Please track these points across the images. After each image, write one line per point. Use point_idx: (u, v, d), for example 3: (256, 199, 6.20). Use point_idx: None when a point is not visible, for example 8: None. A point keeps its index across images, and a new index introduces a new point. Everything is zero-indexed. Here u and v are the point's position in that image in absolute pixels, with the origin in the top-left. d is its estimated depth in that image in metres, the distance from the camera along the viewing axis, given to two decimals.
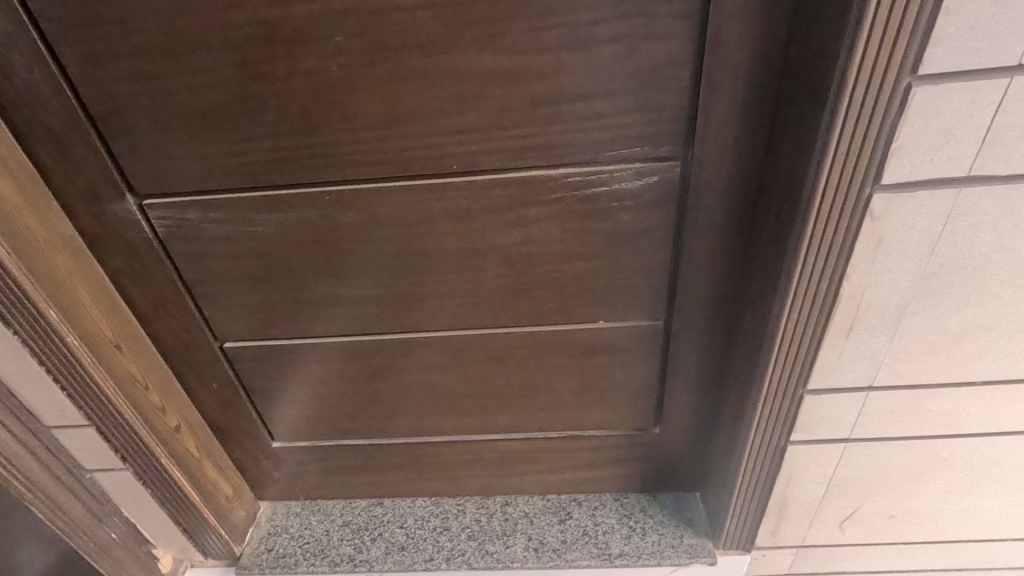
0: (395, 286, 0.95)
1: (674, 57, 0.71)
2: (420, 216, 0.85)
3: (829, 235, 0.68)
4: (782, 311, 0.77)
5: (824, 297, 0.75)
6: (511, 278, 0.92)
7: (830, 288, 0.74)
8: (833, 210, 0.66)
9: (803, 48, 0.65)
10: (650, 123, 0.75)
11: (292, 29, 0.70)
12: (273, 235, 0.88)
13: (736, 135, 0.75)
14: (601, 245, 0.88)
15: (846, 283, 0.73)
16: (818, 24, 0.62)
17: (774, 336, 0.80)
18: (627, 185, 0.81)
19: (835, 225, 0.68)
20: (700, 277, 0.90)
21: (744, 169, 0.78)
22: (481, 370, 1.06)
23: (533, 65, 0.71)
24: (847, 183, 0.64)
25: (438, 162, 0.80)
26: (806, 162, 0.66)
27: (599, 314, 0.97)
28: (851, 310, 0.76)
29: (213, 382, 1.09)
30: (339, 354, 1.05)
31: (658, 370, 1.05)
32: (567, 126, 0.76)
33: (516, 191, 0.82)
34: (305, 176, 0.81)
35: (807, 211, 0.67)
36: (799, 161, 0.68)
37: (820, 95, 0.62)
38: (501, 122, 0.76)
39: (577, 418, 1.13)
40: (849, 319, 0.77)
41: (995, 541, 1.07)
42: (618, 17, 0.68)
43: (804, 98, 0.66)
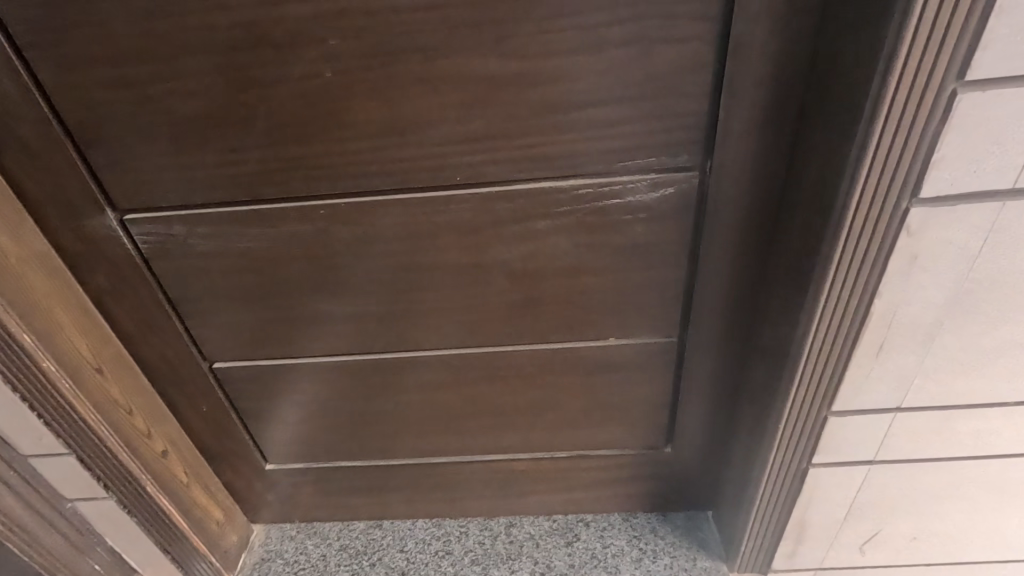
0: (394, 303, 0.89)
1: (694, 62, 0.66)
2: (421, 230, 0.80)
3: (862, 250, 0.64)
4: (808, 330, 0.72)
5: (854, 316, 0.70)
6: (517, 294, 0.87)
7: (861, 306, 0.69)
8: (867, 224, 0.62)
9: (834, 52, 0.61)
10: (667, 131, 0.71)
11: (283, 32, 0.64)
12: (264, 251, 0.83)
13: (758, 145, 0.71)
14: (613, 259, 0.83)
15: (878, 301, 0.68)
16: (853, 25, 0.57)
17: (799, 356, 0.76)
18: (641, 196, 0.76)
19: (869, 241, 0.63)
20: (716, 292, 0.86)
21: (767, 180, 0.74)
22: (485, 389, 1.01)
23: (543, 70, 0.67)
24: (883, 196, 0.60)
25: (440, 174, 0.74)
26: (839, 173, 0.62)
27: (610, 331, 0.92)
28: (881, 329, 0.71)
29: (202, 404, 1.04)
30: (336, 373, 1.00)
31: (671, 388, 1.01)
32: (578, 134, 0.71)
33: (524, 204, 0.77)
34: (297, 189, 0.76)
35: (840, 225, 0.63)
36: (830, 172, 0.63)
37: (856, 101, 0.57)
38: (508, 131, 0.71)
39: (585, 438, 1.08)
40: (879, 339, 0.72)
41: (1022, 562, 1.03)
42: (634, 19, 0.63)
43: (836, 105, 0.61)
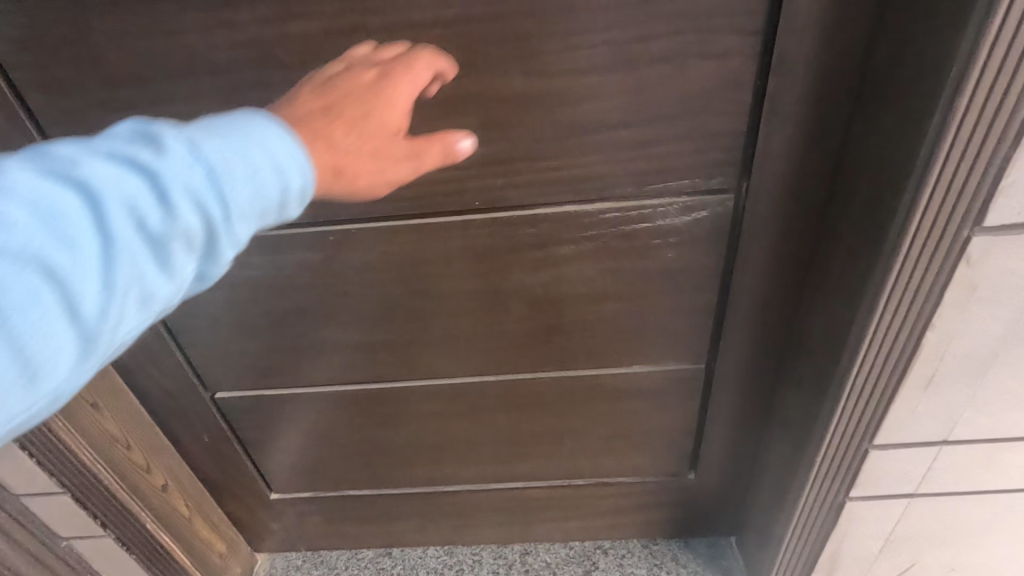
0: (407, 331, 0.85)
1: (732, 79, 0.61)
2: (436, 255, 0.75)
3: (917, 281, 0.60)
4: (853, 362, 0.68)
5: (905, 349, 0.65)
6: (536, 321, 0.83)
7: (912, 339, 0.64)
8: (924, 253, 0.58)
9: (889, 69, 0.57)
10: (701, 153, 0.66)
11: (290, 50, 0.60)
12: (269, 279, 0.78)
13: (799, 166, 0.67)
14: (639, 285, 0.78)
15: (931, 333, 0.63)
16: (913, 42, 0.53)
17: (842, 388, 0.71)
18: (671, 220, 0.71)
19: (925, 272, 0.59)
20: (749, 316, 0.81)
21: (808, 202, 0.70)
22: (501, 416, 0.96)
23: (571, 89, 0.62)
24: (944, 224, 0.55)
25: (457, 198, 0.70)
26: (894, 199, 0.57)
27: (634, 358, 0.87)
28: (932, 363, 0.66)
29: (203, 433, 0.99)
30: (345, 402, 0.95)
31: (697, 414, 0.96)
32: (607, 156, 0.66)
33: (546, 229, 0.72)
34: (305, 214, 0.71)
35: (894, 254, 0.59)
36: (882, 197, 0.59)
37: (916, 123, 0.53)
38: (531, 153, 0.66)
39: (605, 465, 1.04)
40: (929, 371, 0.67)
41: None
42: (669, 34, 0.59)
43: (891, 126, 0.57)
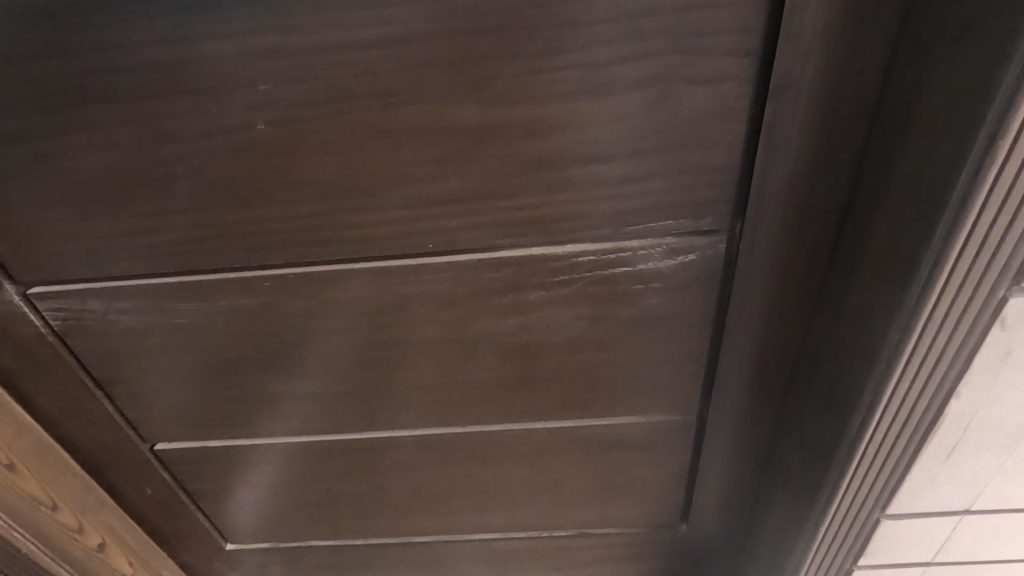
0: (363, 380, 0.76)
1: (725, 107, 0.52)
2: (389, 302, 0.67)
3: (939, 343, 0.51)
4: (862, 429, 0.59)
5: (923, 417, 0.56)
6: (507, 370, 0.74)
7: (932, 407, 0.55)
8: (948, 312, 0.49)
9: (908, 95, 0.47)
10: (689, 190, 0.57)
11: (202, 75, 0.50)
12: (204, 327, 0.69)
13: (800, 203, 0.57)
14: (620, 332, 0.69)
15: (954, 401, 0.54)
16: (939, 64, 0.44)
17: (849, 455, 0.62)
18: (653, 264, 0.63)
19: (949, 334, 0.50)
20: (745, 366, 0.72)
21: (811, 243, 0.60)
22: (472, 468, 0.87)
23: (534, 119, 0.53)
24: (974, 282, 0.46)
25: (409, 241, 0.61)
26: (912, 249, 0.48)
27: (617, 409, 0.78)
28: (955, 432, 0.57)
29: (146, 486, 0.90)
30: (299, 453, 0.86)
31: (689, 465, 0.87)
32: (579, 194, 0.57)
33: (513, 273, 0.64)
34: (235, 259, 0.62)
35: (914, 313, 0.50)
36: (898, 245, 0.50)
37: (941, 162, 0.44)
38: (492, 190, 0.57)
39: (589, 517, 0.95)
40: (952, 440, 0.58)
41: None
42: (649, 54, 0.50)
43: (910, 164, 0.48)
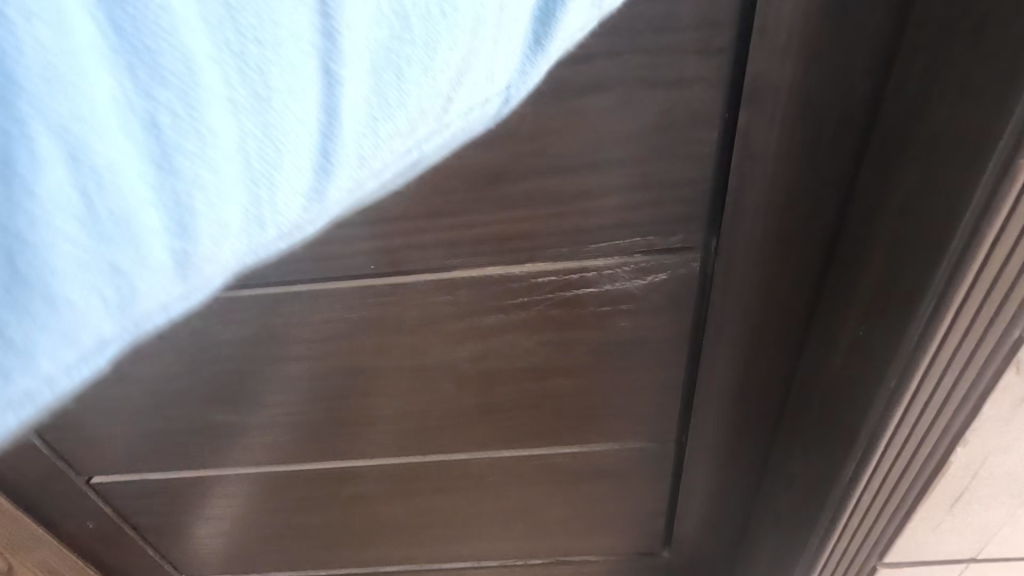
0: (313, 409, 0.69)
1: (694, 113, 0.46)
2: (333, 327, 0.60)
3: (948, 382, 0.42)
4: (857, 474, 0.51)
5: (924, 467, 0.46)
6: (468, 396, 0.68)
7: (932, 457, 0.46)
8: (957, 346, 0.40)
9: (909, 98, 0.42)
10: (658, 205, 0.51)
11: None
12: (132, 356, 0.63)
13: (782, 214, 0.52)
14: (589, 357, 0.63)
15: (961, 447, 0.44)
16: (953, 49, 0.37)
17: (842, 501, 0.54)
18: (622, 285, 0.57)
19: (959, 371, 0.41)
20: (727, 389, 0.67)
21: (795, 258, 0.55)
22: (439, 498, 0.81)
23: (481, 127, 0.47)
24: (993, 309, 0.38)
25: (349, 262, 0.55)
26: (921, 270, 0.40)
27: (590, 436, 0.72)
28: (961, 483, 0.47)
29: (88, 521, 0.83)
30: (251, 485, 0.79)
31: (670, 493, 0.81)
32: (535, 210, 0.51)
33: (467, 296, 0.58)
34: None
35: (919, 345, 0.41)
36: (903, 263, 0.43)
37: (957, 164, 0.36)
38: (438, 206, 0.51)
39: (567, 545, 0.89)
40: (956, 491, 0.48)
41: None
42: (606, 54, 0.43)
43: (918, 168, 0.41)
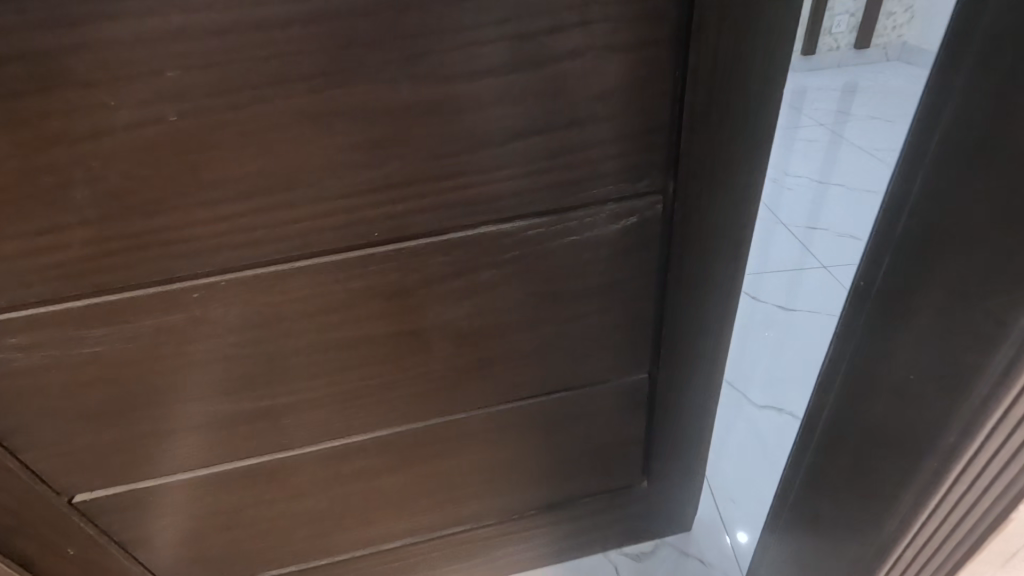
0: (314, 388, 0.71)
1: (652, 71, 0.55)
2: (336, 299, 0.63)
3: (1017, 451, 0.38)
4: (908, 528, 0.49)
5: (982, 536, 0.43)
6: (465, 355, 0.73)
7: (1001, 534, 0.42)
8: None
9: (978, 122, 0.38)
10: (626, 155, 0.59)
11: (89, 64, 0.44)
12: (124, 353, 0.62)
13: (728, 160, 0.62)
14: (572, 304, 0.71)
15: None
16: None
17: (887, 552, 0.52)
18: (599, 231, 0.65)
19: None
20: (692, 320, 0.77)
21: (743, 195, 0.65)
22: (440, 460, 0.86)
23: (472, 95, 0.53)
24: None
25: (352, 232, 0.58)
26: (992, 329, 0.38)
27: (576, 379, 0.80)
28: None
29: (66, 546, 0.78)
30: (251, 477, 0.80)
31: (646, 425, 0.91)
32: (523, 168, 0.58)
33: (463, 255, 0.63)
34: (155, 273, 0.56)
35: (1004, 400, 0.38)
36: (958, 322, 0.41)
37: None
38: (435, 172, 0.56)
39: (558, 488, 0.97)
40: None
41: None
42: (579, 23, 0.51)
43: (986, 216, 0.39)
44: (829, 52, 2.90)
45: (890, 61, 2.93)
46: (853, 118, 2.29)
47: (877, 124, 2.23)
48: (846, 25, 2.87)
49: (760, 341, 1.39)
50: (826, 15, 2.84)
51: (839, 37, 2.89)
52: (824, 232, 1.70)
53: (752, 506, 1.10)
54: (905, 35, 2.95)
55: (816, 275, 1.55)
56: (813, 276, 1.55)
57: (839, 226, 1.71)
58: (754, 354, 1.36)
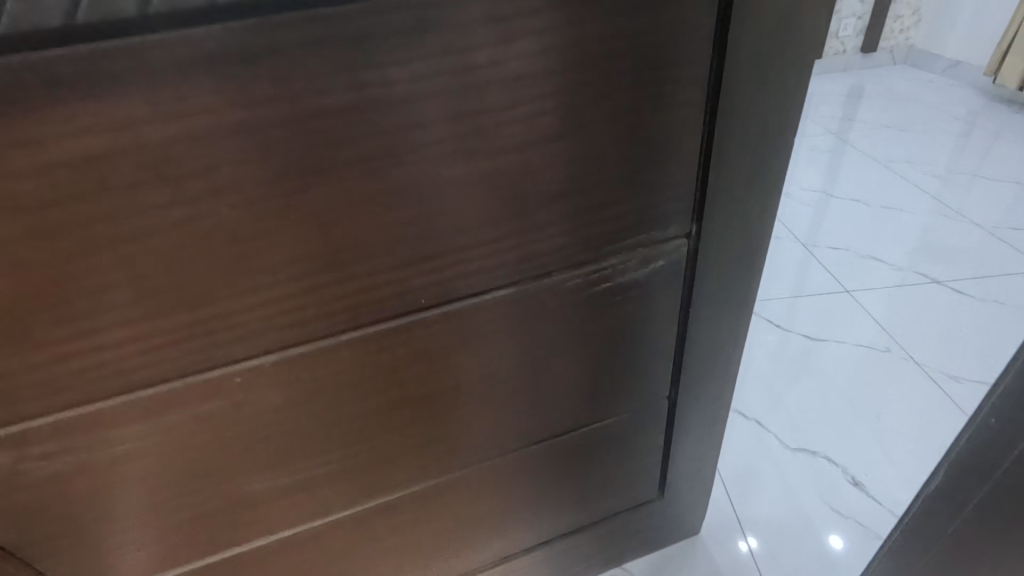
0: (354, 453, 0.70)
1: (684, 128, 0.57)
2: (382, 366, 0.62)
3: None
4: None
5: None
6: (503, 402, 0.74)
7: None
8: None
9: None
10: (658, 205, 0.62)
11: (142, 165, 0.41)
12: (161, 446, 0.58)
13: (743, 202, 0.66)
14: (604, 343, 0.73)
15: None
16: None
17: None
18: (631, 275, 0.67)
19: None
20: (708, 344, 0.81)
21: (754, 229, 0.70)
22: (476, 504, 0.85)
23: (522, 164, 0.53)
24: None
25: (401, 301, 0.58)
26: None
27: (605, 410, 0.83)
28: None
29: None
30: (285, 552, 0.76)
31: (665, 444, 0.94)
32: (566, 225, 0.59)
33: (506, 310, 0.64)
34: (199, 362, 0.53)
35: None
36: None
37: None
38: (483, 237, 0.57)
39: (586, 513, 0.98)
40: None
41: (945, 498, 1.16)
42: (626, 92, 0.53)
43: None
44: (836, 55, 3.00)
45: (895, 65, 3.06)
46: (856, 132, 2.39)
47: (879, 138, 2.33)
48: (852, 28, 2.95)
49: (778, 361, 1.45)
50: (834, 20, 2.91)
51: (844, 40, 2.97)
52: (844, 253, 1.76)
53: (762, 520, 1.14)
54: (912, 39, 3.03)
55: (838, 301, 1.59)
56: (841, 301, 1.59)
57: (862, 246, 1.78)
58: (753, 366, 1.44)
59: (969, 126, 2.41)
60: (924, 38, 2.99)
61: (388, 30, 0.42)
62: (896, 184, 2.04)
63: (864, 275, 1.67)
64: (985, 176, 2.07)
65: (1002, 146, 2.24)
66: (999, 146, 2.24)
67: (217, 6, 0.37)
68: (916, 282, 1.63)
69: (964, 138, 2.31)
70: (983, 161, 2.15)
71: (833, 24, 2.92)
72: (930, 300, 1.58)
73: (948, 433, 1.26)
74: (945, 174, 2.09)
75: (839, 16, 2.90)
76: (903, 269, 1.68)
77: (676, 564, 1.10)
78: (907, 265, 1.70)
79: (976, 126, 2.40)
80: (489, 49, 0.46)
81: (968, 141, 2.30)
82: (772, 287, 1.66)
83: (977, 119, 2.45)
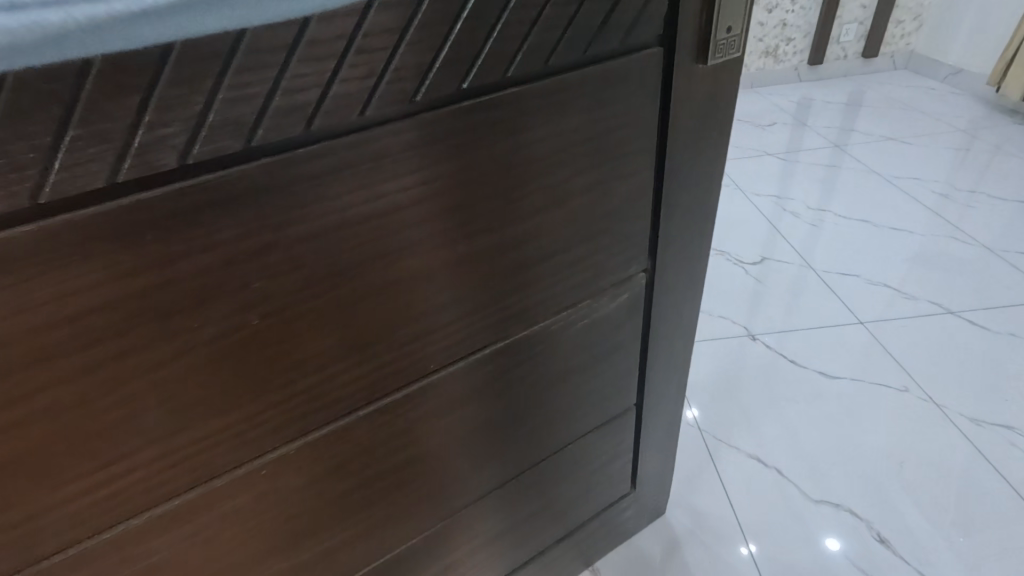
0: (367, 516, 0.71)
1: (639, 187, 0.67)
2: (393, 432, 0.66)
3: None
4: None
5: None
6: (498, 438, 0.80)
7: None
8: None
9: None
10: (622, 251, 0.72)
11: (176, 297, 0.43)
12: (180, 559, 0.57)
13: (687, 238, 0.78)
14: (580, 368, 0.82)
15: None
16: None
17: None
18: (602, 310, 0.76)
19: None
20: (664, 358, 0.92)
21: (696, 258, 0.82)
22: (476, 536, 0.90)
23: (511, 237, 0.60)
24: None
25: (410, 372, 0.62)
26: None
27: (585, 424, 0.92)
28: None
29: None
30: None
31: (634, 447, 1.04)
32: (549, 280, 0.67)
33: (501, 360, 0.70)
34: (225, 464, 0.54)
35: None
36: None
37: None
38: (479, 303, 0.63)
39: (572, 520, 1.05)
40: None
41: (919, 491, 1.29)
42: (591, 168, 0.61)
43: None
44: (837, 60, 3.24)
45: (896, 69, 3.33)
46: (855, 143, 2.60)
47: (876, 150, 2.53)
48: (853, 34, 3.18)
49: (774, 381, 1.54)
50: (839, 24, 3.13)
51: (845, 45, 3.21)
52: (854, 278, 1.86)
53: (754, 522, 1.23)
54: (912, 43, 3.29)
55: (844, 331, 1.68)
56: (855, 331, 1.68)
57: (870, 272, 1.88)
58: (733, 380, 1.55)
59: (971, 137, 2.58)
60: (927, 43, 3.21)
61: (401, 146, 0.47)
62: (894, 203, 2.20)
63: (868, 304, 1.76)
64: (988, 193, 2.23)
65: (1004, 159, 2.41)
66: (1001, 161, 2.40)
67: (252, 147, 0.41)
68: (928, 311, 1.73)
69: (964, 152, 2.48)
70: (984, 177, 2.32)
71: (837, 29, 3.14)
72: (940, 333, 1.66)
73: (937, 452, 1.36)
74: (947, 192, 2.25)
75: (840, 23, 3.12)
76: (913, 297, 1.78)
77: (640, 545, 1.21)
78: (920, 294, 1.79)
79: (978, 138, 2.57)
80: (483, 149, 0.52)
81: (969, 155, 2.46)
82: (765, 308, 1.78)
83: (979, 132, 2.61)
